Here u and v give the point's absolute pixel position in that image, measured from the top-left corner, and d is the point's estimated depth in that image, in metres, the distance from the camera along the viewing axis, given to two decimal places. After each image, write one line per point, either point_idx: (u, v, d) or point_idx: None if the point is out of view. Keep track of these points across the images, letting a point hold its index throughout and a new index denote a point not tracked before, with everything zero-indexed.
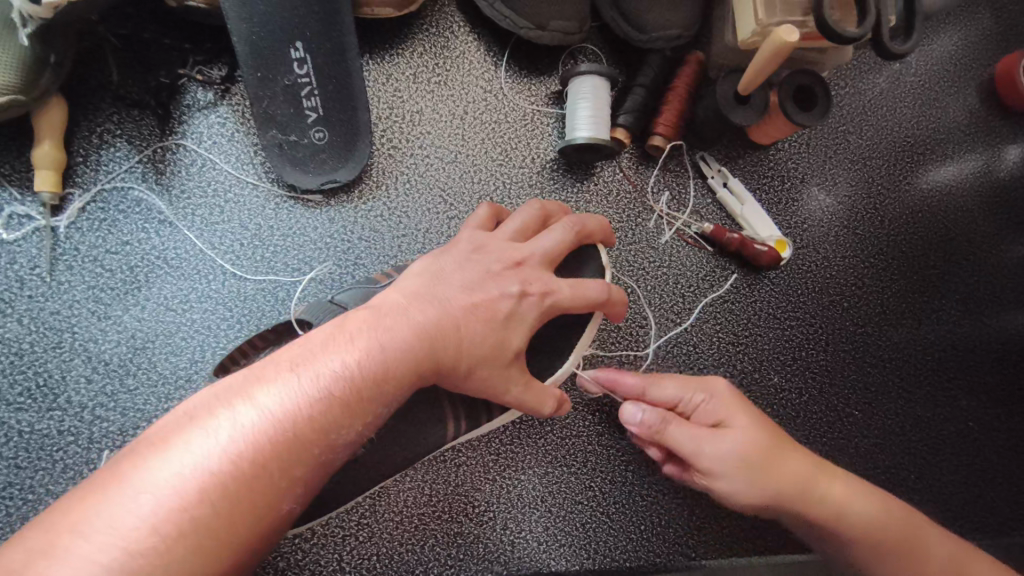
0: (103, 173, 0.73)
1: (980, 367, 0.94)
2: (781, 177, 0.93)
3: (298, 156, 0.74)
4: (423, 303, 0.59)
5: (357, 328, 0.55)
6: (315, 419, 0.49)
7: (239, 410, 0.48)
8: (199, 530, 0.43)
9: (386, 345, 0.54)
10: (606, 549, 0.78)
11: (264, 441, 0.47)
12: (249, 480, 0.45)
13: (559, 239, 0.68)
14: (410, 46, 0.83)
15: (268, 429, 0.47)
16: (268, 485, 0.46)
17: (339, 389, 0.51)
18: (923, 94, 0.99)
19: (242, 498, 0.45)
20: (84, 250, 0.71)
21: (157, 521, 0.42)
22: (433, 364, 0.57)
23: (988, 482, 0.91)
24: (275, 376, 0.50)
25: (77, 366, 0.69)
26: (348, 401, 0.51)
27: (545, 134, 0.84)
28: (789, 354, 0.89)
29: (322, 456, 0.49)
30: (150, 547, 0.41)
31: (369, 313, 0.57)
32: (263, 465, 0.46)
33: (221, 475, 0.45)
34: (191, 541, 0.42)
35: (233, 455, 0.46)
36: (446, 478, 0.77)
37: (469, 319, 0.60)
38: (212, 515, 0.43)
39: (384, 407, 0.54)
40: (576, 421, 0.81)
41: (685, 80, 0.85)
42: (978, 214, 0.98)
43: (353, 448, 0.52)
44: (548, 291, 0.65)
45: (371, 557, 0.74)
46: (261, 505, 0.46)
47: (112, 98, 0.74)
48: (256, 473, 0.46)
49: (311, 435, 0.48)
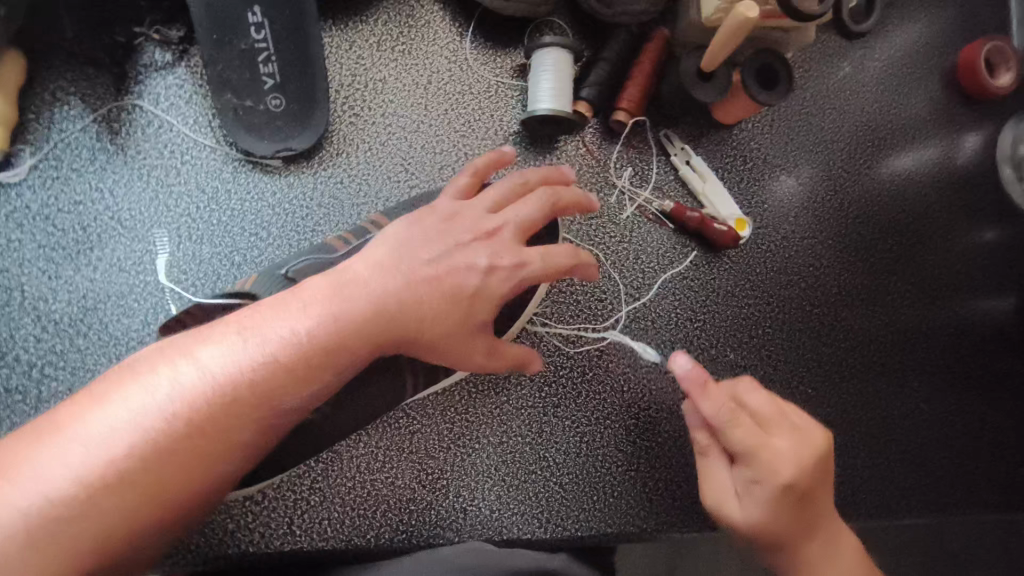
0: (56, 131, 0.72)
1: (932, 350, 0.97)
2: (744, 158, 0.94)
3: (255, 121, 0.74)
4: (385, 271, 0.59)
5: (313, 295, 0.55)
6: (253, 384, 0.51)
7: (180, 370, 0.50)
8: (129, 482, 0.46)
9: (338, 315, 0.55)
10: (558, 518, 0.79)
11: (200, 401, 0.49)
12: (183, 437, 0.48)
13: (533, 213, 0.66)
14: (373, 13, 0.82)
15: (205, 390, 0.49)
16: (202, 443, 0.49)
17: (281, 356, 0.52)
18: (887, 80, 1.01)
19: (177, 453, 0.48)
20: (36, 208, 0.71)
21: (89, 471, 0.45)
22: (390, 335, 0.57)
23: (934, 461, 0.94)
24: (220, 338, 0.52)
25: (26, 324, 0.68)
26: (290, 367, 0.52)
27: (509, 106, 0.84)
28: (746, 332, 0.90)
29: (260, 419, 0.51)
30: (80, 495, 0.44)
31: (325, 280, 0.57)
32: (197, 425, 0.49)
33: (157, 432, 0.47)
34: (120, 491, 0.46)
35: (170, 413, 0.48)
36: (401, 445, 0.78)
37: (431, 291, 0.60)
38: (143, 469, 0.46)
39: (333, 374, 0.54)
40: (532, 392, 0.82)
41: (650, 57, 0.85)
42: (935, 200, 1.00)
43: (295, 411, 0.54)
44: (518, 263, 0.63)
45: (323, 520, 0.75)
46: (194, 463, 0.48)
47: (67, 55, 0.73)
48: (190, 431, 0.48)
49: (248, 399, 0.50)
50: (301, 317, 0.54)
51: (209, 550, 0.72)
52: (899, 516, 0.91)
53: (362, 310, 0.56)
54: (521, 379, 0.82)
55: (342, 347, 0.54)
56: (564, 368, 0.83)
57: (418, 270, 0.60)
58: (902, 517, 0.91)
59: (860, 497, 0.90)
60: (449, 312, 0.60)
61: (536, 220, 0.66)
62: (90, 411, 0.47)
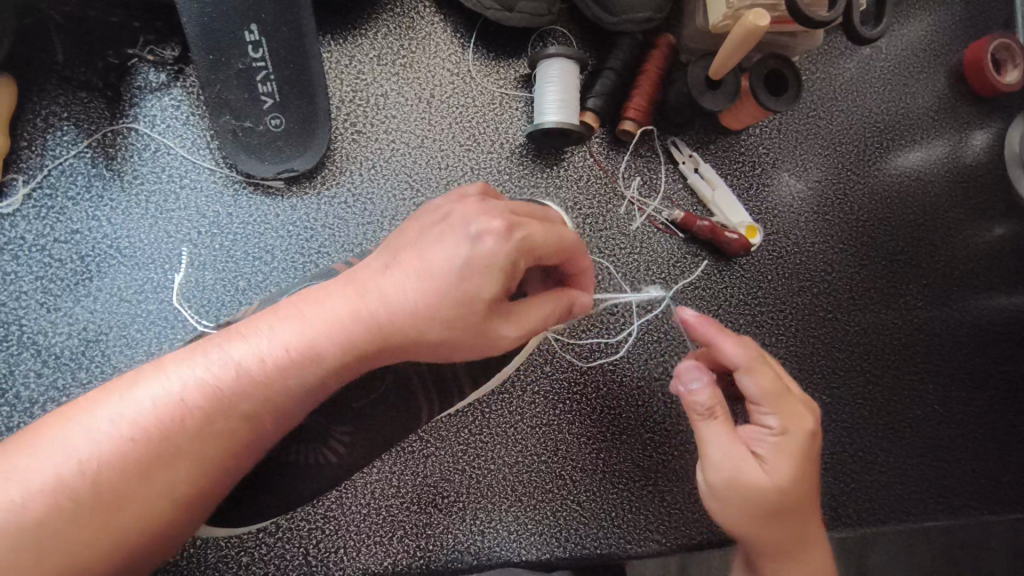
0: (50, 158, 0.70)
1: (946, 352, 0.96)
2: (752, 163, 0.93)
3: (254, 143, 0.72)
4: (370, 278, 0.52)
5: (290, 310, 0.52)
6: (211, 395, 0.48)
7: (143, 383, 0.48)
8: (84, 501, 0.44)
9: (314, 324, 0.50)
10: (576, 537, 0.78)
11: (157, 415, 0.46)
12: (137, 452, 0.45)
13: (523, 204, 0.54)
14: (372, 26, 0.80)
15: (163, 404, 0.47)
16: (163, 462, 0.46)
17: (241, 366, 0.49)
18: (893, 79, 0.99)
19: (129, 469, 0.45)
20: (32, 239, 0.69)
21: (42, 489, 0.43)
22: (377, 344, 0.51)
23: (951, 464, 0.93)
24: (191, 351, 0.50)
25: (26, 360, 0.66)
26: (251, 378, 0.49)
27: (514, 118, 0.82)
28: (759, 340, 0.89)
29: (222, 435, 0.48)
30: (29, 510, 0.43)
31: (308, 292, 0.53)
32: (158, 444, 0.46)
33: (115, 450, 0.45)
34: (75, 512, 0.43)
35: (131, 430, 0.46)
36: (414, 469, 0.76)
37: (423, 282, 0.51)
38: (98, 489, 0.44)
39: (301, 388, 0.50)
40: (546, 410, 0.80)
41: (656, 64, 0.83)
42: (945, 199, 0.99)
43: (264, 428, 0.50)
44: (508, 226, 0.50)
45: (338, 549, 0.73)
46: (154, 487, 0.46)
47: (58, 79, 0.71)
48: (150, 450, 0.46)
49: (207, 412, 0.47)
50: (277, 326, 0.50)
51: None
52: (918, 522, 0.90)
53: (343, 316, 0.51)
54: (534, 397, 0.80)
55: (317, 361, 0.50)
56: (577, 384, 0.82)
57: (405, 265, 0.52)
58: (922, 522, 0.90)
59: (879, 504, 0.89)
60: (439, 304, 0.50)
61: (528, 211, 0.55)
62: (54, 425, 0.46)
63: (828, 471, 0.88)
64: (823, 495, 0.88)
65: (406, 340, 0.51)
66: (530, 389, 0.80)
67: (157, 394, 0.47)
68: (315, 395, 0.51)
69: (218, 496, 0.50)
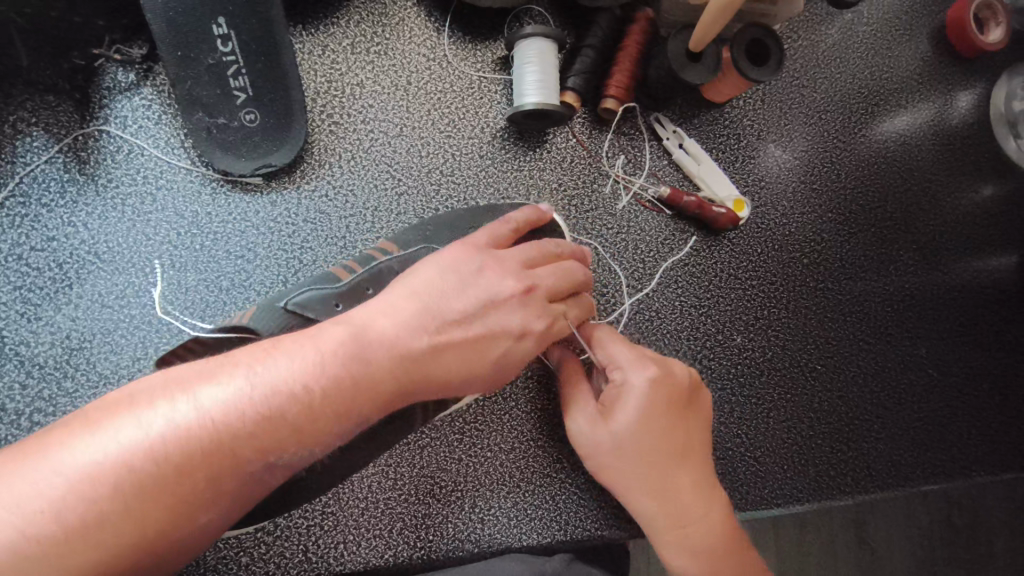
0: (21, 165, 0.68)
1: (939, 315, 0.96)
2: (737, 135, 0.92)
3: (228, 140, 0.71)
4: (415, 322, 0.55)
5: (338, 355, 0.51)
6: (250, 432, 0.47)
7: (177, 406, 0.46)
8: (104, 527, 0.42)
9: (363, 378, 0.51)
10: (576, 520, 0.78)
11: (192, 443, 0.45)
12: (170, 479, 0.44)
13: (567, 276, 0.64)
14: (344, 14, 0.78)
15: (200, 431, 0.45)
16: (190, 490, 0.45)
17: (282, 405, 0.48)
18: (876, 43, 0.98)
19: (162, 496, 0.44)
20: (7, 248, 0.67)
21: (64, 511, 0.41)
22: (408, 393, 0.54)
23: (947, 427, 0.93)
24: (227, 378, 0.48)
25: (9, 371, 0.65)
26: (290, 419, 0.48)
27: (493, 102, 0.81)
28: (751, 314, 0.88)
29: (253, 470, 0.47)
30: (51, 535, 0.40)
31: (347, 323, 0.54)
32: (193, 475, 0.45)
33: (148, 475, 0.43)
34: (90, 536, 0.41)
35: (165, 456, 0.44)
36: (411, 460, 0.76)
37: (458, 332, 0.57)
38: (123, 516, 0.42)
39: (335, 434, 0.50)
40: (540, 394, 0.80)
41: (635, 39, 0.82)
42: (932, 161, 0.98)
43: (292, 464, 0.49)
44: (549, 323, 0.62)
45: (338, 545, 0.73)
46: (176, 514, 0.44)
47: (24, 83, 0.69)
48: (179, 477, 0.44)
49: (243, 445, 0.46)
50: (324, 366, 0.50)
51: None
52: (916, 486, 0.91)
53: (383, 357, 0.53)
54: (529, 383, 0.80)
55: (356, 404, 0.51)
56: None
57: (443, 310, 0.57)
58: (920, 486, 0.91)
59: (878, 470, 0.89)
60: (469, 357, 0.57)
61: (567, 280, 0.64)
62: (74, 438, 0.43)
63: (826, 440, 0.88)
64: (821, 464, 0.88)
65: (426, 390, 0.56)
66: (524, 376, 0.80)
67: (188, 419, 0.45)
68: (345, 439, 0.52)
69: (228, 523, 0.49)
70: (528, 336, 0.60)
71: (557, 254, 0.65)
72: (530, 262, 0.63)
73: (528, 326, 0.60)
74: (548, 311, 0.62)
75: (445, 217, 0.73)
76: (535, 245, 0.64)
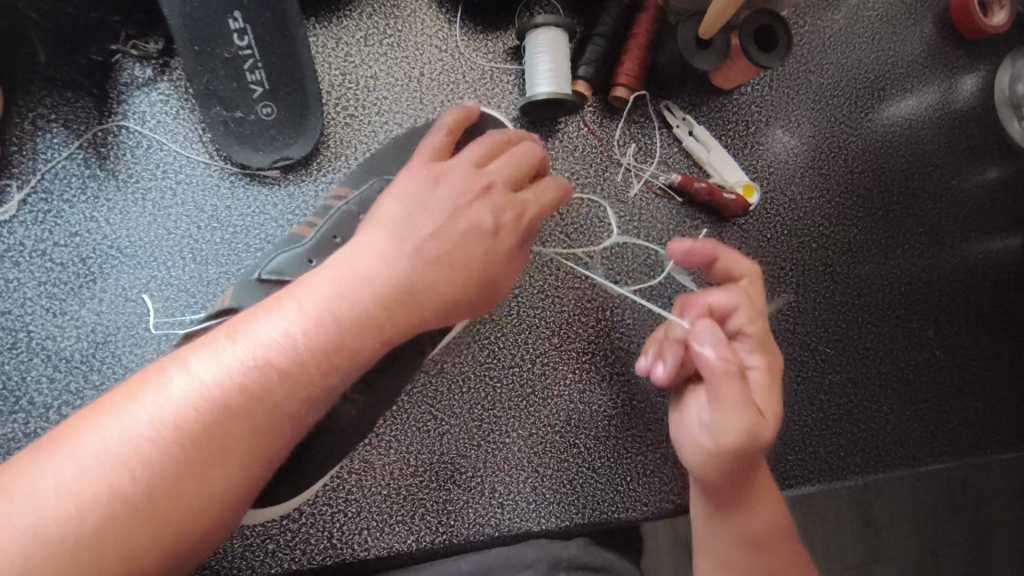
0: (41, 161, 0.69)
1: (946, 297, 0.97)
2: (745, 122, 0.92)
3: (246, 133, 0.71)
4: (388, 245, 0.58)
5: (316, 294, 0.54)
6: (249, 391, 0.49)
7: (173, 380, 0.48)
8: (127, 508, 0.43)
9: (347, 304, 0.54)
10: (594, 503, 0.79)
11: (193, 412, 0.47)
12: (179, 451, 0.46)
13: (520, 164, 0.66)
14: (356, 7, 0.79)
15: (199, 400, 0.48)
16: (209, 460, 0.47)
17: (273, 360, 0.51)
18: (881, 28, 0.99)
19: (176, 470, 0.46)
20: (31, 244, 0.68)
21: (85, 497, 0.43)
22: (405, 314, 0.57)
23: (954, 408, 0.94)
24: (214, 345, 0.50)
25: (37, 366, 0.66)
26: (286, 372, 0.51)
27: (506, 92, 0.82)
28: (762, 299, 0.90)
29: (261, 431, 0.50)
30: (77, 523, 0.42)
31: (324, 269, 0.57)
32: (200, 444, 0.47)
33: (157, 450, 0.45)
34: (123, 523, 0.43)
35: (171, 429, 0.46)
36: (431, 447, 0.77)
37: (436, 241, 0.60)
38: (144, 495, 0.44)
39: (331, 380, 0.53)
40: (556, 380, 0.81)
41: (645, 28, 0.83)
42: (938, 145, 0.99)
43: (297, 419, 0.52)
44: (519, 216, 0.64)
45: (362, 531, 0.74)
46: (201, 487, 0.46)
47: (42, 80, 0.70)
48: (188, 448, 0.46)
49: (245, 406, 0.49)
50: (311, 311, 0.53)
51: (252, 572, 0.71)
52: (924, 465, 0.92)
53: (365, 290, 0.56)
54: (544, 369, 0.81)
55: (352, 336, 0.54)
56: (585, 354, 0.83)
57: (414, 229, 0.60)
58: (929, 465, 0.92)
59: (886, 450, 0.91)
60: (452, 268, 0.60)
61: (523, 162, 0.66)
62: (83, 428, 0.45)
63: (836, 422, 0.90)
64: (832, 446, 0.89)
65: (424, 309, 0.58)
66: (540, 363, 0.81)
67: (187, 390, 0.48)
68: (342, 386, 0.55)
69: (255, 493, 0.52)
70: (501, 231, 0.63)
71: (505, 144, 0.67)
72: (482, 160, 0.65)
73: (498, 218, 0.63)
74: (513, 201, 0.64)
75: (392, 146, 0.74)
76: (483, 140, 0.67)
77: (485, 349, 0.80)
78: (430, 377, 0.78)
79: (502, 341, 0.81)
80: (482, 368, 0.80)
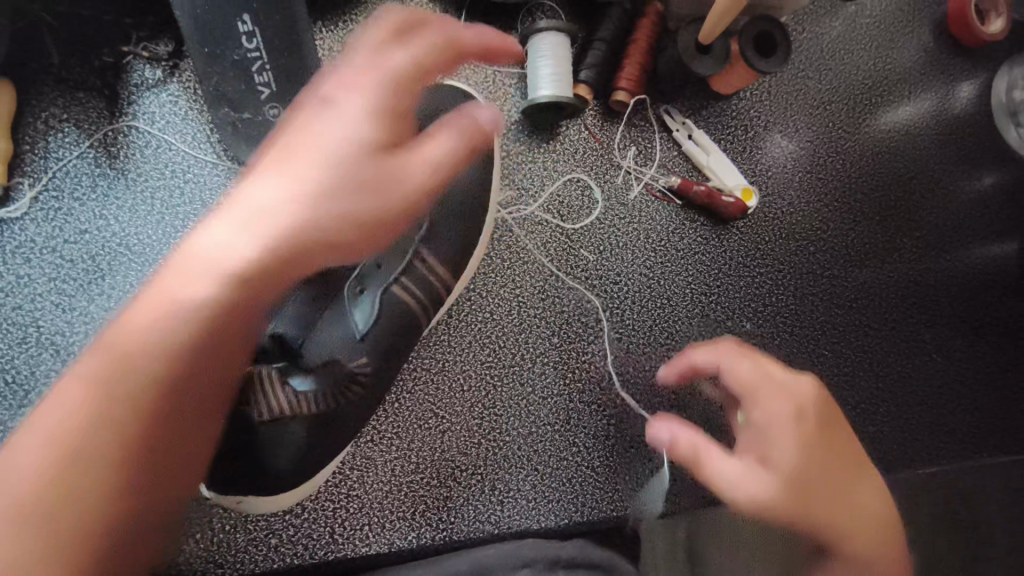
0: (53, 160, 0.70)
1: (943, 301, 0.98)
2: (744, 126, 0.94)
3: (253, 133, 0.72)
4: (301, 173, 0.48)
5: (232, 219, 0.47)
6: (170, 347, 0.43)
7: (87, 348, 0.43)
8: (57, 509, 0.39)
9: (261, 224, 0.47)
10: (593, 502, 0.80)
11: (109, 381, 0.42)
12: (103, 427, 0.41)
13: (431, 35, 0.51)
14: (362, 11, 0.80)
15: (111, 366, 0.42)
16: (137, 433, 0.42)
17: (181, 301, 0.44)
18: (879, 35, 1.00)
19: (107, 449, 0.41)
20: (42, 241, 0.69)
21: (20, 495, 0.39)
22: (341, 230, 0.49)
23: (951, 412, 0.95)
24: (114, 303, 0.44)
25: (46, 360, 0.67)
26: (200, 311, 0.45)
27: (507, 96, 0.85)
28: (760, 302, 0.91)
29: (198, 382, 0.45)
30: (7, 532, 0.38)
31: (230, 203, 0.48)
32: (122, 412, 0.42)
33: (79, 434, 0.41)
34: (56, 529, 0.39)
35: (89, 406, 0.41)
36: (431, 445, 0.78)
37: (355, 147, 0.49)
38: (73, 488, 0.39)
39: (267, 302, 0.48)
40: (555, 380, 0.82)
41: (645, 33, 0.85)
42: (935, 150, 1.00)
43: (224, 362, 0.47)
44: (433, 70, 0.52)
45: (363, 526, 0.75)
46: (136, 458, 0.42)
47: (55, 81, 0.71)
48: (113, 426, 0.41)
49: (169, 363, 0.43)
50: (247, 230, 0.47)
51: (254, 567, 0.72)
52: (922, 468, 0.93)
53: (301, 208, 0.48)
54: (544, 368, 0.82)
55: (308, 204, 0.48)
56: (585, 354, 0.84)
57: (346, 148, 0.49)
58: (926, 468, 0.93)
59: (884, 452, 0.92)
60: (381, 176, 0.49)
61: (439, 42, 0.51)
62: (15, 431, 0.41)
63: None
64: None
65: (367, 221, 0.49)
66: (539, 362, 0.82)
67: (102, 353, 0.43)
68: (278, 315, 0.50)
69: (205, 449, 0.48)
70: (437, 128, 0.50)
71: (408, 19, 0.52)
72: (388, 33, 0.51)
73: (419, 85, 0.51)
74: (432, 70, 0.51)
75: None
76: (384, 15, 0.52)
77: (486, 348, 0.81)
78: (432, 375, 0.80)
79: (503, 341, 0.82)
80: (483, 368, 0.81)
